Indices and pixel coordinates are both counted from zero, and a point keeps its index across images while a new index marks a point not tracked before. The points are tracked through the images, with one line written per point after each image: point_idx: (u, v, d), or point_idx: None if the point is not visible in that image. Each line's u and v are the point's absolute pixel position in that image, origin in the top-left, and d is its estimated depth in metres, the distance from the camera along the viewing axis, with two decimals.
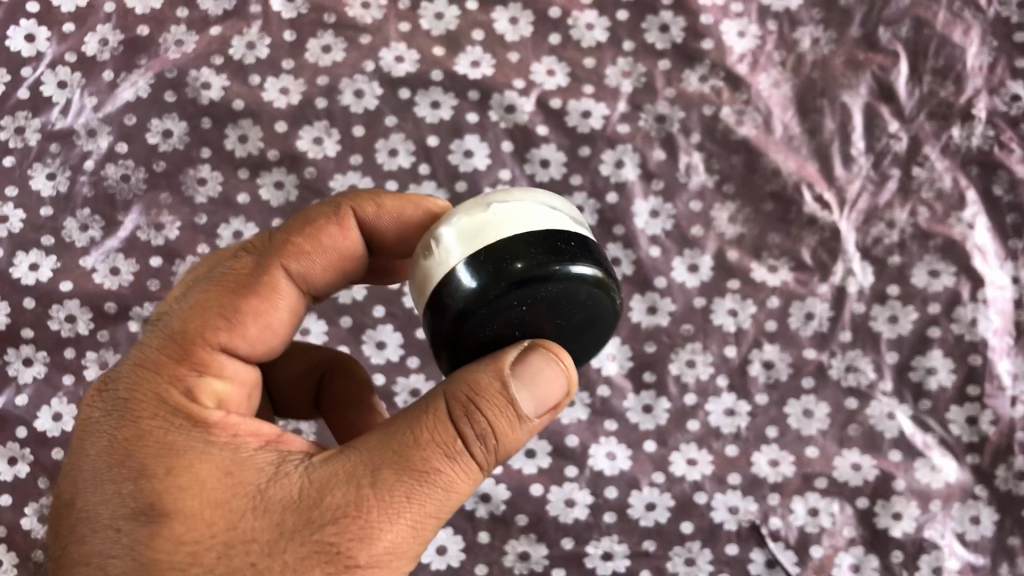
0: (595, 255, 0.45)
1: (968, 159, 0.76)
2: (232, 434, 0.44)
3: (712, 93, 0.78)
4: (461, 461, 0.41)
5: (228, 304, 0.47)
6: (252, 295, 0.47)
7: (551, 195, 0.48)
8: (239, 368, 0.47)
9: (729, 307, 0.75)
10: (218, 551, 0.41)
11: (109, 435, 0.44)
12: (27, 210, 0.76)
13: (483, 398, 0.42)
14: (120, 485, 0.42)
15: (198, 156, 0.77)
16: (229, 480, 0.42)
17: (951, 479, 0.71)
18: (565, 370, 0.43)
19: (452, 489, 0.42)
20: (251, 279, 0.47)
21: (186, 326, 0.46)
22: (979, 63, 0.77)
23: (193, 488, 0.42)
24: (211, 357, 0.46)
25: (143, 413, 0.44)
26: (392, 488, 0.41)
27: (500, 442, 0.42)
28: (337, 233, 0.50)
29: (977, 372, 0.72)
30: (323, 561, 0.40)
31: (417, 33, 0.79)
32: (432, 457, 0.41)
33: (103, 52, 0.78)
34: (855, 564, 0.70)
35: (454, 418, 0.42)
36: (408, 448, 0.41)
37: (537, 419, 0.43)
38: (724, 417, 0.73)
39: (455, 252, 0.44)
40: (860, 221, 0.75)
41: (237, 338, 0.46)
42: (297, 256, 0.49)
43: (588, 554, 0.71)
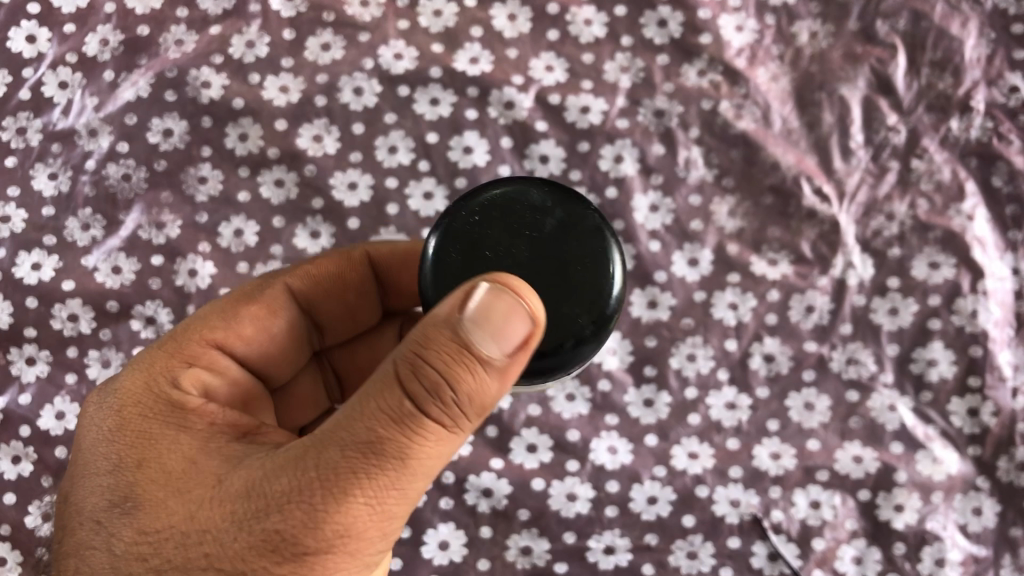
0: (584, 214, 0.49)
1: (966, 151, 0.76)
2: (210, 424, 0.46)
3: (710, 87, 0.78)
4: (412, 424, 0.40)
5: (229, 308, 0.53)
6: (252, 305, 0.53)
7: None
8: (232, 367, 0.52)
9: (729, 300, 0.75)
10: (176, 539, 0.42)
11: (100, 429, 0.47)
12: (29, 210, 0.76)
13: (432, 344, 0.40)
14: (103, 477, 0.45)
15: (198, 154, 0.77)
16: (195, 471, 0.44)
17: (953, 470, 0.71)
18: (528, 310, 0.40)
19: (405, 457, 0.40)
20: (256, 293, 0.54)
21: (188, 330, 0.51)
22: (977, 55, 0.77)
23: (164, 477, 0.44)
24: (202, 353, 0.50)
25: (132, 408, 0.47)
26: (336, 466, 0.40)
27: (458, 393, 0.40)
28: (342, 266, 0.58)
29: (977, 363, 0.72)
30: (268, 549, 0.40)
31: (416, 30, 0.80)
32: (376, 426, 0.40)
33: (103, 52, 0.78)
34: (858, 557, 0.70)
35: (403, 376, 0.40)
36: (355, 420, 0.40)
37: (508, 362, 0.40)
38: (725, 410, 0.73)
39: None
40: (860, 214, 0.75)
41: (231, 335, 0.52)
42: (300, 278, 0.56)
43: (590, 548, 0.71)
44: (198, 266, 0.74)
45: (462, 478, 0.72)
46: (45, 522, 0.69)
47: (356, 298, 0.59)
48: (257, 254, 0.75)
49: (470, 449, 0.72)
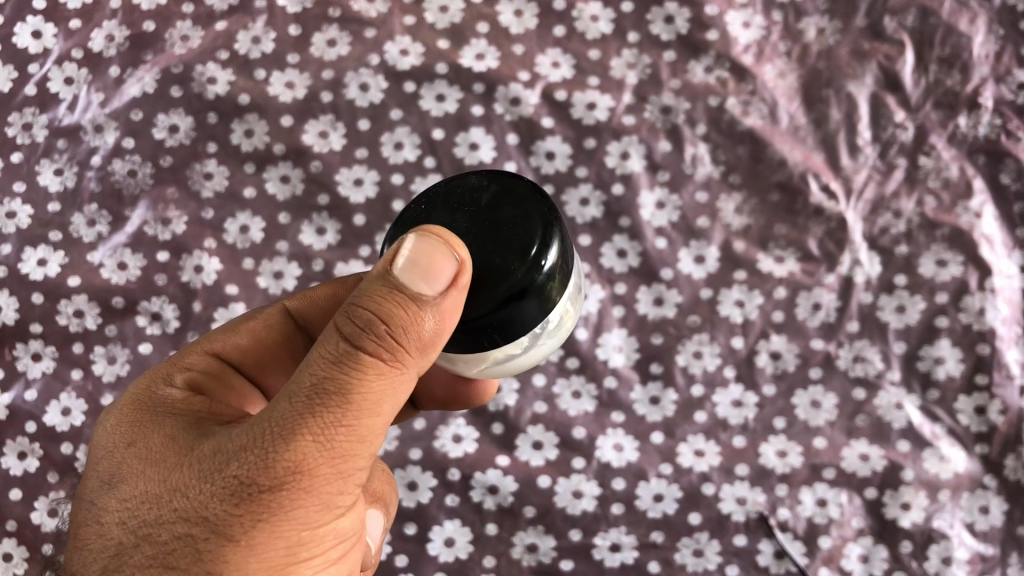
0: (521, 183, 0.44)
1: (974, 148, 0.75)
2: (192, 413, 0.45)
3: (717, 83, 0.78)
4: (352, 363, 0.39)
5: (230, 325, 0.55)
6: (248, 321, 0.55)
7: None
8: (226, 372, 0.52)
9: (736, 298, 0.75)
10: (149, 502, 0.40)
11: (95, 429, 0.47)
12: (35, 206, 0.76)
13: (368, 295, 0.40)
14: (93, 467, 0.44)
15: (204, 150, 0.77)
16: (174, 445, 0.42)
17: (961, 469, 0.70)
18: (455, 254, 0.39)
19: (352, 392, 0.38)
20: (255, 311, 0.55)
21: (195, 344, 0.53)
22: (985, 51, 0.77)
23: (142, 454, 0.43)
24: (198, 358, 0.51)
25: (124, 404, 0.47)
26: (286, 403, 0.38)
27: (393, 326, 0.39)
28: (336, 288, 0.55)
29: (985, 361, 0.72)
30: (229, 493, 0.38)
31: (422, 26, 0.79)
32: (319, 367, 0.39)
33: (109, 47, 0.78)
34: (864, 555, 0.70)
35: (343, 323, 0.39)
36: (303, 368, 0.39)
37: (444, 300, 0.39)
38: (732, 408, 0.73)
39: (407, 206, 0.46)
40: (867, 211, 0.75)
41: (224, 343, 0.53)
42: (299, 298, 0.55)
43: (596, 546, 0.71)
44: (203, 262, 0.74)
45: (468, 475, 0.71)
46: (50, 518, 0.69)
47: None
48: (262, 250, 0.75)
49: (476, 446, 0.72)
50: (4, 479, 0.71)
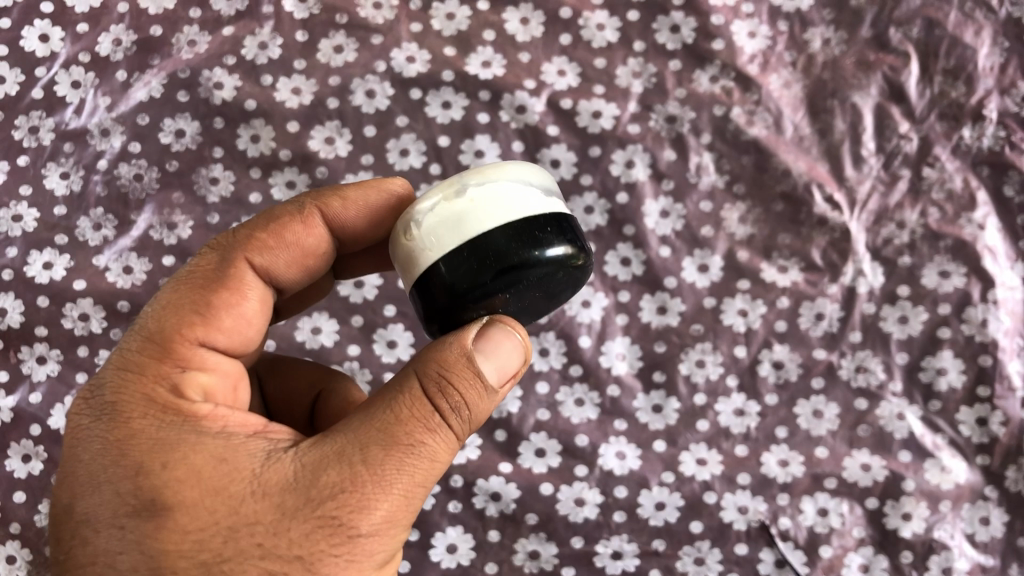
0: (565, 230, 0.45)
1: (979, 159, 0.76)
2: (220, 424, 0.43)
3: (722, 93, 0.78)
4: (441, 432, 0.42)
5: (200, 300, 0.46)
6: (221, 290, 0.47)
7: (522, 167, 0.47)
8: (221, 363, 0.46)
9: (739, 307, 0.75)
10: (224, 534, 0.40)
11: (101, 437, 0.43)
12: (41, 209, 0.76)
13: (454, 373, 0.42)
14: (117, 484, 0.41)
15: (210, 155, 0.77)
16: (223, 468, 0.41)
17: (962, 480, 0.71)
18: (515, 334, 0.44)
19: (437, 455, 0.42)
20: (218, 274, 0.47)
21: (163, 326, 0.45)
22: (990, 63, 0.77)
23: (189, 478, 0.41)
24: (192, 352, 0.45)
25: (133, 412, 0.43)
26: (384, 460, 0.40)
27: (474, 413, 0.43)
28: (300, 231, 0.50)
29: (987, 372, 0.72)
30: (327, 533, 0.40)
31: (429, 33, 0.80)
32: (413, 431, 0.41)
33: (116, 52, 0.78)
34: (865, 565, 0.70)
35: (427, 388, 0.42)
36: (392, 425, 0.41)
37: (500, 387, 0.44)
38: (734, 417, 0.73)
39: (452, 245, 0.44)
40: (871, 222, 0.75)
41: (216, 329, 0.46)
42: (262, 251, 0.49)
43: (598, 553, 0.71)
44: None
45: (470, 482, 0.72)
46: None
47: (316, 262, 0.52)
48: None
49: (478, 453, 0.72)
50: (8, 482, 0.71)
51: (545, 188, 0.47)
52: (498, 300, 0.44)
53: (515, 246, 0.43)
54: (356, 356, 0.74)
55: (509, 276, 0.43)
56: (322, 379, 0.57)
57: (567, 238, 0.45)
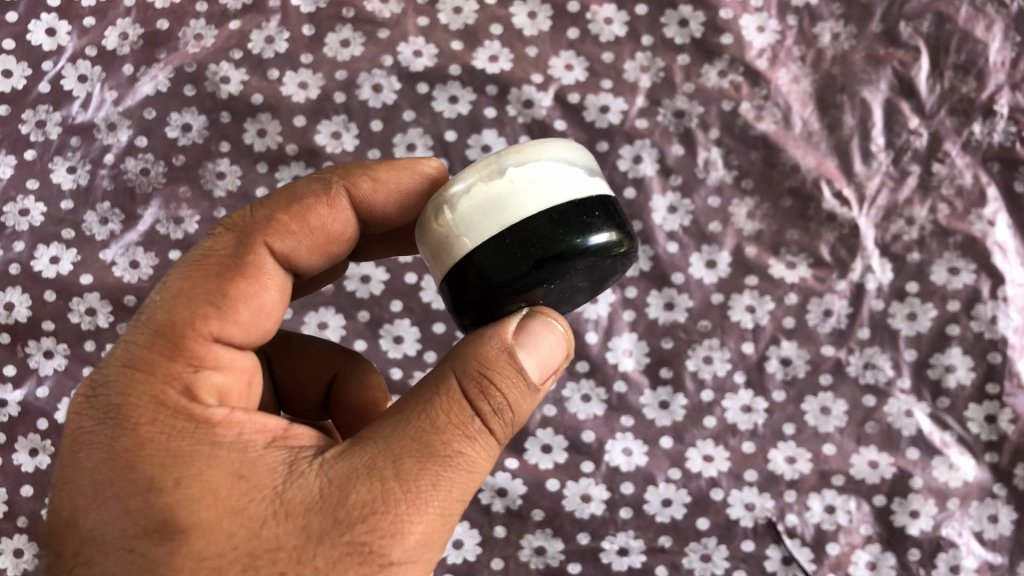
0: (613, 218, 0.43)
1: (989, 155, 0.75)
2: (236, 430, 0.40)
3: (731, 88, 0.78)
4: (481, 440, 0.39)
5: (215, 289, 0.43)
6: (240, 279, 0.44)
7: (564, 147, 0.44)
8: (230, 359, 0.43)
9: (747, 303, 0.75)
10: (243, 562, 0.37)
11: (104, 445, 0.39)
12: (48, 204, 0.76)
13: (495, 372, 0.40)
14: (123, 501, 0.38)
15: (217, 149, 0.77)
16: (242, 485, 0.38)
17: (970, 477, 0.71)
18: (556, 325, 0.42)
19: (476, 466, 0.39)
20: (235, 261, 0.44)
21: (175, 319, 0.42)
22: (1001, 58, 0.76)
23: (204, 496, 0.38)
24: (204, 348, 0.42)
25: (140, 418, 0.40)
26: (418, 477, 0.38)
27: (517, 415, 0.40)
28: (326, 214, 0.47)
29: (996, 370, 0.72)
30: (357, 562, 0.37)
31: (436, 27, 0.79)
32: (451, 441, 0.38)
33: (123, 46, 0.78)
34: (871, 562, 0.70)
35: (465, 392, 0.39)
36: (427, 433, 0.38)
37: (541, 385, 0.42)
38: (741, 414, 0.73)
39: (490, 232, 0.41)
40: (880, 218, 0.75)
41: (234, 321, 0.43)
42: (281, 234, 0.46)
43: (604, 550, 0.71)
44: None
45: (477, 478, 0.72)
46: None
47: (339, 247, 0.49)
48: None
49: None
50: (16, 476, 0.71)
51: (587, 169, 0.44)
52: (536, 291, 0.42)
53: (558, 232, 0.41)
54: (363, 351, 0.74)
55: (552, 265, 0.40)
56: (340, 362, 0.56)
57: (614, 225, 0.42)
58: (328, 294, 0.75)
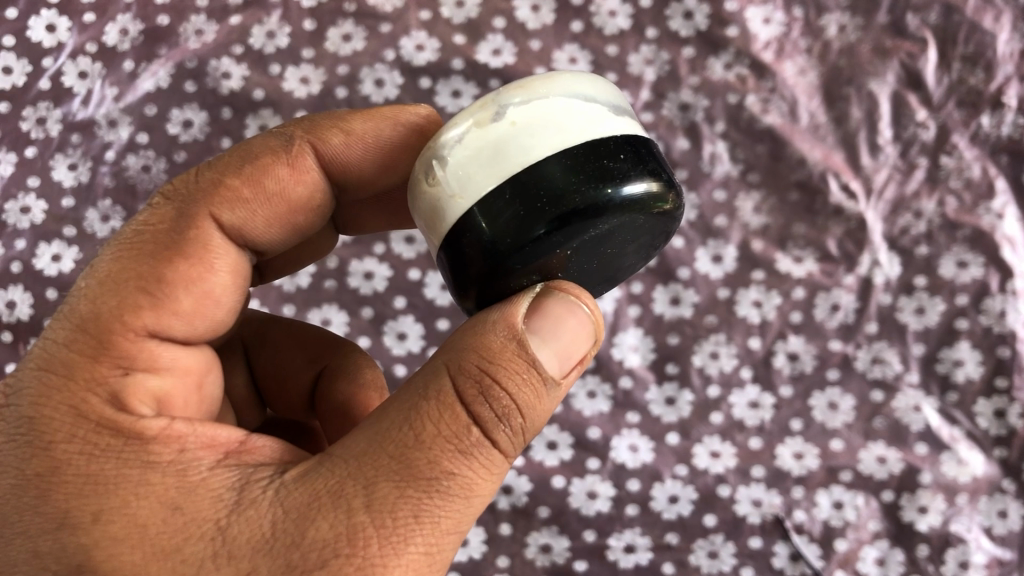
0: (639, 160, 0.39)
1: (997, 148, 0.74)
2: (174, 447, 0.38)
3: (737, 80, 0.77)
4: (477, 455, 0.37)
5: (151, 273, 0.41)
6: (179, 259, 0.42)
7: (579, 81, 0.41)
8: (167, 360, 0.41)
9: (754, 298, 0.74)
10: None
11: (17, 470, 0.37)
12: (49, 201, 0.76)
13: (501, 364, 0.37)
14: (41, 534, 0.36)
15: (218, 145, 0.76)
16: (177, 518, 0.36)
17: (979, 473, 0.70)
18: (584, 307, 0.40)
19: (471, 488, 0.36)
20: (174, 236, 0.42)
21: (100, 313, 0.40)
22: (1010, 50, 0.75)
23: (132, 533, 0.36)
24: (137, 345, 0.40)
25: (58, 435, 0.38)
26: (396, 507, 0.35)
27: (527, 422, 0.38)
28: (288, 175, 0.45)
29: (1005, 364, 0.71)
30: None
31: (438, 21, 0.78)
32: (440, 462, 0.36)
33: (122, 41, 0.77)
34: (880, 558, 0.69)
35: (461, 398, 0.37)
36: (409, 450, 0.36)
37: (564, 379, 0.39)
38: (748, 409, 0.72)
39: (490, 184, 0.38)
40: (887, 211, 0.74)
41: (171, 294, 0.41)
42: (233, 203, 0.44)
43: (610, 547, 0.70)
44: None
45: None
46: None
47: (308, 215, 0.48)
48: None
49: None
50: None
51: (608, 105, 0.41)
52: (556, 254, 0.39)
53: (572, 182, 0.37)
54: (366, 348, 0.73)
55: (570, 222, 0.37)
56: (324, 355, 0.56)
57: (639, 169, 0.39)
58: (332, 291, 0.75)
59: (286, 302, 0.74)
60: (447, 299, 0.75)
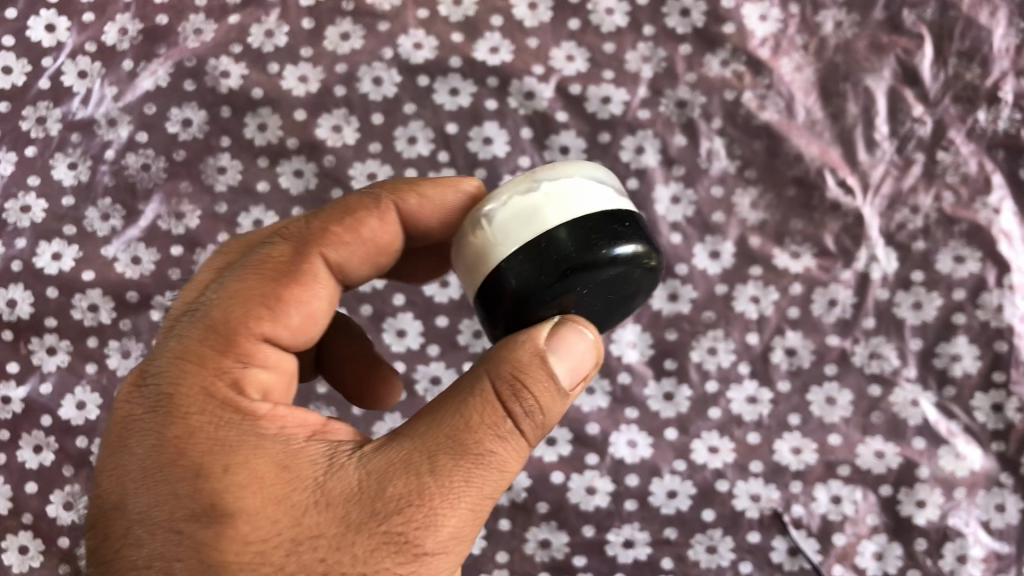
0: (644, 233, 0.44)
1: (994, 143, 0.75)
2: (280, 424, 0.41)
3: (733, 77, 0.77)
4: (513, 439, 0.39)
5: (271, 293, 0.43)
6: (293, 284, 0.44)
7: (593, 171, 0.46)
8: (277, 368, 0.43)
9: (751, 294, 0.74)
10: (285, 548, 0.38)
11: (156, 432, 0.41)
12: (49, 200, 0.76)
13: (529, 376, 0.40)
14: (173, 485, 0.39)
15: (218, 144, 0.77)
16: (286, 475, 0.39)
17: (977, 467, 0.70)
18: (586, 332, 0.42)
19: (506, 463, 0.39)
20: (290, 268, 0.44)
21: (229, 318, 0.42)
22: (1006, 45, 0.76)
23: (251, 485, 0.39)
24: (254, 347, 0.42)
25: (189, 407, 0.41)
26: (451, 473, 0.38)
27: (547, 418, 0.40)
28: (377, 227, 0.48)
29: (1003, 358, 0.71)
30: (392, 551, 0.37)
31: (436, 19, 0.79)
32: (485, 439, 0.39)
33: (122, 41, 0.78)
34: (878, 552, 0.70)
35: (500, 390, 0.39)
36: (461, 430, 0.39)
37: (573, 392, 0.42)
38: (746, 404, 0.73)
39: (524, 241, 0.42)
40: (884, 207, 0.75)
41: (284, 326, 0.43)
42: (335, 245, 0.46)
43: (609, 542, 0.71)
44: None
45: None
46: (67, 512, 0.71)
47: (385, 261, 0.49)
48: None
49: None
50: (20, 472, 0.72)
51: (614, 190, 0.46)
52: (568, 297, 0.42)
53: (596, 242, 0.41)
54: None
55: (586, 272, 0.41)
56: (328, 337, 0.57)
57: (646, 239, 0.44)
58: None
59: None
60: (446, 296, 0.75)
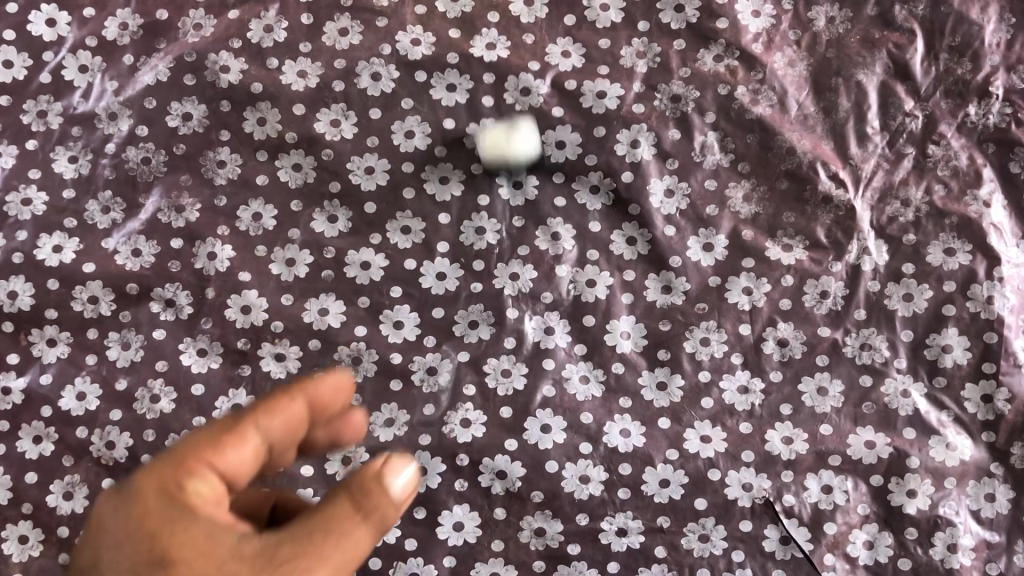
0: None
1: (984, 137, 0.75)
2: (210, 506, 0.39)
3: (727, 72, 0.78)
4: (366, 526, 0.40)
5: (212, 442, 0.40)
6: (231, 438, 0.40)
7: None
8: (214, 500, 0.39)
9: (744, 285, 0.75)
10: None
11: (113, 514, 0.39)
12: (50, 193, 0.77)
13: None
14: (128, 544, 0.38)
15: (217, 138, 0.78)
16: (206, 543, 0.38)
17: (967, 456, 0.71)
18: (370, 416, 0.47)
19: (354, 557, 0.40)
20: (233, 424, 0.40)
21: (185, 446, 0.39)
22: (996, 40, 0.76)
23: (188, 546, 0.38)
24: (198, 469, 0.39)
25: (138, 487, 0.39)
26: (332, 550, 0.39)
27: (383, 512, 0.41)
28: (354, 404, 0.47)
29: (992, 350, 0.72)
30: None
31: (434, 15, 0.80)
32: (343, 526, 0.40)
33: (123, 36, 0.79)
34: (869, 541, 0.71)
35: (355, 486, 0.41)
36: (335, 516, 0.40)
37: None
38: (738, 394, 0.74)
39: None
40: (875, 200, 0.75)
41: (228, 470, 0.40)
42: (273, 413, 0.41)
43: (603, 530, 0.72)
44: (216, 250, 0.76)
45: (476, 461, 0.73)
46: (68, 501, 0.72)
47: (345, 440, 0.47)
48: (275, 237, 0.76)
49: (484, 430, 0.73)
50: (20, 463, 0.73)
51: None
52: None
53: None
54: (363, 336, 0.75)
55: None
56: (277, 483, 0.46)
57: None
58: (329, 280, 0.76)
59: (285, 292, 0.75)
60: (443, 288, 0.76)
